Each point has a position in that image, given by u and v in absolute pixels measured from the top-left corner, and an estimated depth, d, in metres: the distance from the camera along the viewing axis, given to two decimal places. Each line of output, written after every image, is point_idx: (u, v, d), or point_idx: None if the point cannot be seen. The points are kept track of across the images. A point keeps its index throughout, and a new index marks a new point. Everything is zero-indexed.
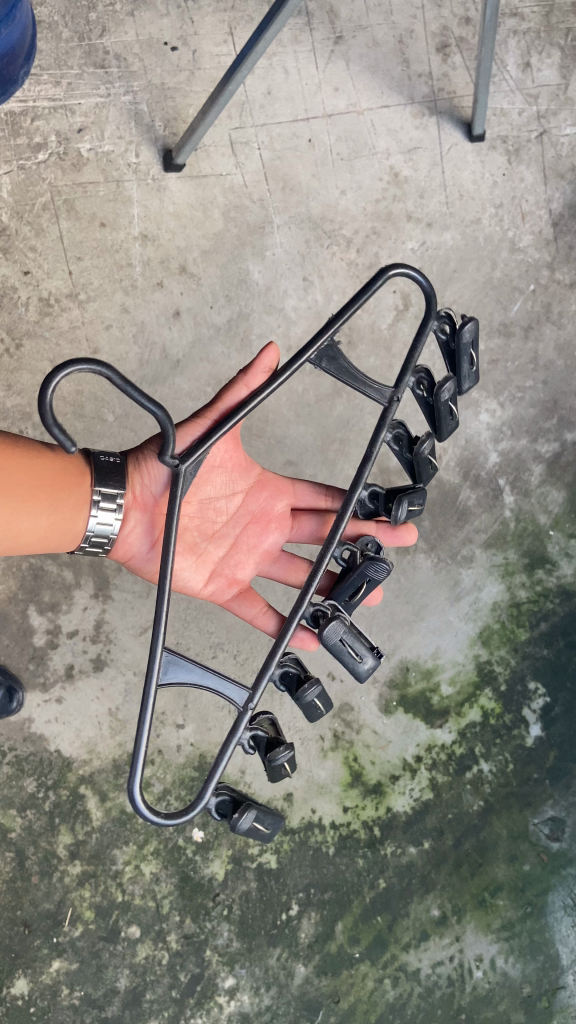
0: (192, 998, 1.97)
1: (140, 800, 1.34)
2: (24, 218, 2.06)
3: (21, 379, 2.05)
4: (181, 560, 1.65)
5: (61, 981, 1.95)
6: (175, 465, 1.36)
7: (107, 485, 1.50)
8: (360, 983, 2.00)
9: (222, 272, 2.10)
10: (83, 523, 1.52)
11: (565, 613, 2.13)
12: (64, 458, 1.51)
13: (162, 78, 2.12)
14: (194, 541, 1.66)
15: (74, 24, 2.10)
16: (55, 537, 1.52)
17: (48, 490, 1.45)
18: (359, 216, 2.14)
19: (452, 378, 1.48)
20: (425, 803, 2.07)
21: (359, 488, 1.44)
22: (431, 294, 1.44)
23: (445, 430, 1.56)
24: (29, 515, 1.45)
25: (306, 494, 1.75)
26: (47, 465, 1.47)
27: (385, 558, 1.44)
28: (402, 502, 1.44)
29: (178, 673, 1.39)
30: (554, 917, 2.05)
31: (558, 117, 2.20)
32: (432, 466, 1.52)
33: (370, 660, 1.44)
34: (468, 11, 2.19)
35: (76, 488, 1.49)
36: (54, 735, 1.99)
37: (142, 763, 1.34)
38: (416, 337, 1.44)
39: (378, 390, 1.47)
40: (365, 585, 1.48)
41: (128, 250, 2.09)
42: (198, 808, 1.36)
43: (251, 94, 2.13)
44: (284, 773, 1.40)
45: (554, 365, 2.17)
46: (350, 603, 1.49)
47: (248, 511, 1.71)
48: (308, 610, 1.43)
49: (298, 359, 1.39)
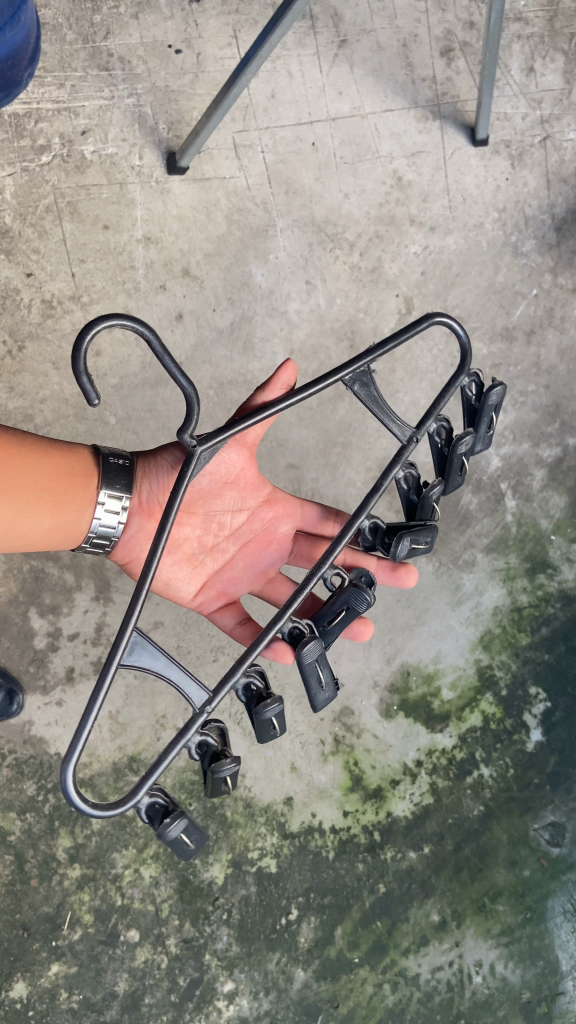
0: (191, 1002, 1.96)
1: (71, 786, 1.13)
2: (28, 220, 2.06)
3: (23, 382, 2.05)
4: (176, 568, 1.65)
5: (60, 985, 1.95)
6: (193, 444, 1.23)
7: (113, 486, 1.49)
8: (360, 988, 2.00)
9: (225, 275, 2.10)
10: (88, 523, 1.51)
11: (566, 618, 2.13)
12: (71, 457, 1.49)
13: (166, 81, 2.12)
14: (192, 551, 1.66)
15: (79, 26, 2.10)
16: (59, 537, 1.51)
17: (52, 489, 1.44)
18: (361, 219, 2.14)
19: (472, 434, 1.35)
20: (425, 808, 2.06)
21: (361, 515, 1.30)
22: (467, 344, 1.34)
23: (453, 487, 1.42)
24: (32, 515, 1.44)
25: (312, 518, 1.71)
26: (53, 464, 1.46)
27: (370, 590, 1.27)
28: (403, 540, 1.29)
29: (142, 657, 1.26)
30: (554, 923, 2.05)
31: (561, 122, 2.21)
32: (436, 518, 1.38)
33: (329, 691, 1.32)
34: (473, 15, 2.19)
35: (81, 488, 1.48)
36: (53, 738, 1.99)
37: (77, 749, 1.13)
38: (447, 384, 1.33)
39: (399, 426, 1.34)
40: (345, 615, 1.31)
41: (131, 253, 2.09)
42: (128, 807, 1.17)
43: (255, 98, 2.13)
44: (224, 789, 1.22)
45: (556, 370, 2.17)
46: (328, 630, 1.32)
47: (252, 528, 1.70)
48: (285, 626, 1.29)
49: (325, 380, 1.27)
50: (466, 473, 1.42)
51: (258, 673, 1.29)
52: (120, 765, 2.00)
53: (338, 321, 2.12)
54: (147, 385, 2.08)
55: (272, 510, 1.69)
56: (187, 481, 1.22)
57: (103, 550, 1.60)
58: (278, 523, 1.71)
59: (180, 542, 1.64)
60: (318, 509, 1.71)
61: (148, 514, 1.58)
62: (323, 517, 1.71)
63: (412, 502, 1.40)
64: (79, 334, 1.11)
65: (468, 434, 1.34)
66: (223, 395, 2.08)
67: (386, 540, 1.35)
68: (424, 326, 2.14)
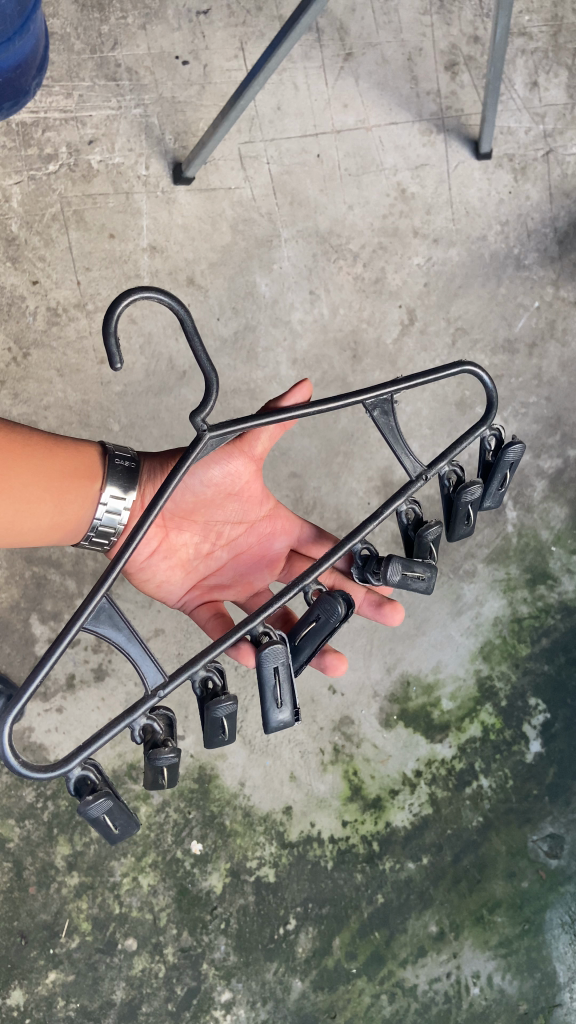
0: (188, 1011, 1.95)
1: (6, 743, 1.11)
2: (34, 228, 2.08)
3: (27, 388, 2.06)
4: (167, 571, 1.67)
5: (57, 993, 1.94)
6: (202, 427, 1.19)
7: (116, 487, 1.49)
8: (357, 998, 1.99)
9: (229, 284, 2.11)
10: (88, 521, 1.52)
11: (566, 629, 2.13)
12: (75, 456, 1.48)
13: (173, 92, 2.13)
14: (187, 557, 1.67)
15: (86, 37, 2.12)
16: (60, 533, 1.52)
17: (54, 491, 1.44)
18: (365, 231, 2.16)
19: (480, 485, 1.36)
20: (424, 818, 2.06)
21: (355, 540, 1.28)
22: (492, 394, 1.34)
23: (453, 533, 1.43)
24: (33, 516, 1.45)
25: (308, 540, 1.72)
26: (56, 465, 1.45)
27: (343, 601, 1.22)
28: (395, 565, 1.30)
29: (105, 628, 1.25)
30: (552, 934, 2.05)
31: (564, 137, 2.23)
32: (433, 558, 1.37)
33: (286, 714, 1.25)
34: (477, 30, 2.21)
35: (83, 489, 1.48)
36: (53, 745, 1.99)
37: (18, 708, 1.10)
38: (467, 432, 1.33)
39: (411, 461, 1.34)
40: (315, 626, 1.26)
41: (136, 262, 2.10)
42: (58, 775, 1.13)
43: (261, 110, 2.15)
44: (159, 780, 1.21)
45: (558, 382, 2.18)
46: (299, 642, 1.28)
47: (249, 541, 1.71)
48: (257, 628, 1.25)
49: (342, 398, 1.25)
50: (471, 523, 1.42)
51: (219, 671, 1.27)
52: (119, 773, 2.00)
53: (341, 331, 2.13)
54: (151, 393, 2.08)
55: (271, 525, 1.70)
56: (188, 465, 1.19)
57: (102, 549, 1.60)
58: (274, 538, 1.72)
59: (175, 548, 1.65)
60: (315, 529, 1.72)
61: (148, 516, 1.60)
62: (318, 537, 1.72)
63: (410, 536, 1.39)
64: (108, 304, 1.07)
65: (476, 486, 1.35)
66: (226, 403, 2.09)
67: (377, 569, 1.35)
68: (426, 337, 2.15)
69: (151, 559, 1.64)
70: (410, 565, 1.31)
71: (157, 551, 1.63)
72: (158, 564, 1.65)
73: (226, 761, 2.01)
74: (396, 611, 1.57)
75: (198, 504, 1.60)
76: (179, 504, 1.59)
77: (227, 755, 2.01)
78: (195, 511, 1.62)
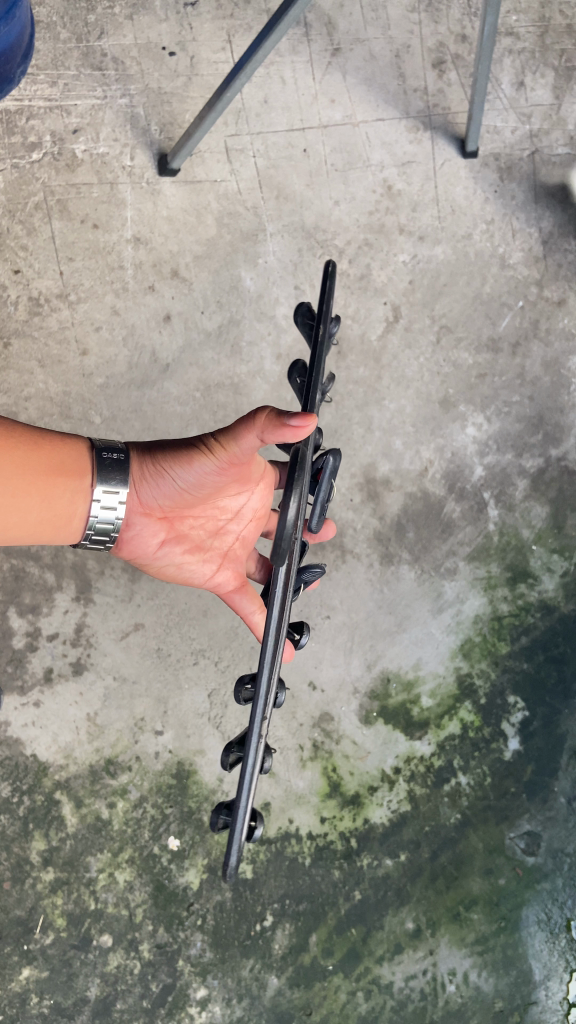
0: (163, 1008, 1.94)
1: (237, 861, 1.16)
2: (16, 217, 2.06)
3: (8, 379, 2.04)
4: (185, 558, 1.69)
5: (30, 990, 1.92)
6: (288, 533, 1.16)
7: (108, 485, 1.48)
8: (333, 996, 1.99)
9: (213, 278, 2.10)
10: (84, 514, 1.49)
11: (546, 627, 2.14)
12: (62, 449, 1.47)
13: (159, 83, 2.12)
14: (200, 539, 1.69)
15: (73, 25, 2.10)
16: (52, 528, 1.50)
17: (41, 485, 1.43)
18: (351, 227, 2.15)
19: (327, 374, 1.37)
20: (403, 815, 2.06)
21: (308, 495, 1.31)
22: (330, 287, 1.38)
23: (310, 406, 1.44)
24: (18, 508, 1.44)
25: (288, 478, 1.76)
26: (43, 459, 1.45)
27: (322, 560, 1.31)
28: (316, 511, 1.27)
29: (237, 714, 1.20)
30: (527, 931, 2.05)
31: (549, 137, 2.23)
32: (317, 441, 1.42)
33: None
34: (465, 28, 2.21)
35: (72, 482, 1.46)
36: (30, 739, 1.97)
37: (239, 840, 1.14)
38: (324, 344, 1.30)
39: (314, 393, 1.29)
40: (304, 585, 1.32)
41: (120, 253, 2.08)
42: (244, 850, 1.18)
43: (248, 103, 2.14)
44: None
45: (540, 381, 2.18)
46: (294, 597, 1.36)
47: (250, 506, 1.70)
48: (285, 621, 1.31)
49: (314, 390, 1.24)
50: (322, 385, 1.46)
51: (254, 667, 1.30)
52: (97, 768, 1.98)
53: None
54: (133, 385, 2.07)
55: (265, 486, 1.69)
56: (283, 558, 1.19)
57: (104, 546, 1.59)
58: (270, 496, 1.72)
59: (186, 535, 1.67)
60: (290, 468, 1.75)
61: (149, 513, 1.58)
62: None
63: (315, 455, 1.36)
64: (281, 505, 1.16)
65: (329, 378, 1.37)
66: (209, 398, 2.08)
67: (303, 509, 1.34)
68: (410, 334, 2.15)
69: (164, 550, 1.66)
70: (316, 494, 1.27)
71: (167, 540, 1.65)
72: (174, 553, 1.67)
73: (205, 757, 2.00)
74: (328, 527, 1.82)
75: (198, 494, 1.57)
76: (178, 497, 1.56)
77: (206, 751, 2.00)
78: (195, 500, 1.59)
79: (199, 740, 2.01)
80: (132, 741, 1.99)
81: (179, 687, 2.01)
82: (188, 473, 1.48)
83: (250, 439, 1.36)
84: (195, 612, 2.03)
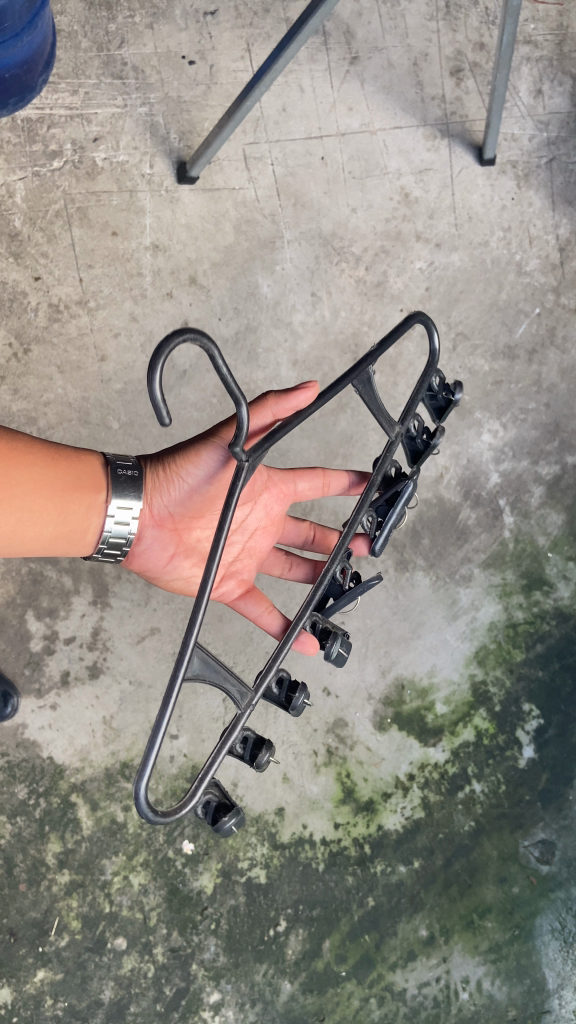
0: (176, 1011, 1.95)
1: (145, 805, 1.04)
2: (37, 224, 2.08)
3: (27, 384, 2.06)
4: (194, 568, 1.67)
5: (45, 991, 1.94)
6: (242, 457, 1.16)
7: (122, 500, 1.48)
8: (346, 1002, 1.99)
9: (231, 285, 2.11)
10: (97, 530, 1.50)
11: (561, 635, 2.13)
12: (78, 465, 1.48)
13: (178, 92, 2.14)
14: (207, 549, 1.67)
15: (94, 34, 2.12)
16: (66, 543, 1.51)
17: (57, 499, 1.44)
18: (368, 234, 2.16)
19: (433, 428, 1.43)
20: (416, 822, 2.06)
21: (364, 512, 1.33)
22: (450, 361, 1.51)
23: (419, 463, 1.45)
24: (35, 523, 1.45)
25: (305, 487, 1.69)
26: (61, 474, 1.45)
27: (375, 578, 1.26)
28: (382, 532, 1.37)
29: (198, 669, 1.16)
30: (542, 940, 2.04)
31: (567, 144, 2.23)
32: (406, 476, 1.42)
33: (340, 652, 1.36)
34: (483, 37, 2.21)
35: (87, 497, 1.47)
36: (47, 742, 1.99)
37: (151, 764, 1.04)
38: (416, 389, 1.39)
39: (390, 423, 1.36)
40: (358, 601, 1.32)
41: (139, 260, 2.10)
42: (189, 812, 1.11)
43: (266, 111, 2.15)
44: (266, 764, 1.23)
45: (557, 388, 2.18)
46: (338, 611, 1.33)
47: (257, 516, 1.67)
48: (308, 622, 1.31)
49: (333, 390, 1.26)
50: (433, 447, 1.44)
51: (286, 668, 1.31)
52: (113, 771, 1.99)
53: (342, 332, 2.14)
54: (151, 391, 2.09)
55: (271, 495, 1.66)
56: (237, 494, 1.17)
57: (114, 558, 1.59)
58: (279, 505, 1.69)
59: (193, 547, 1.65)
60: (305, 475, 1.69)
61: (161, 526, 1.58)
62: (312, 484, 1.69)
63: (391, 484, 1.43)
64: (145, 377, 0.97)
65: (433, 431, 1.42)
66: (226, 403, 2.09)
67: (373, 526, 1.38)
68: (427, 341, 2.16)
69: (173, 562, 1.65)
70: (387, 519, 1.36)
71: (176, 551, 1.63)
72: (183, 564, 1.66)
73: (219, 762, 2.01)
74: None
75: (206, 503, 1.57)
76: (188, 506, 1.56)
77: (221, 755, 2.01)
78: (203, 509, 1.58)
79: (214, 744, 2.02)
80: (147, 744, 2.00)
81: (194, 690, 2.02)
82: (197, 473, 1.49)
83: (262, 418, 1.39)
84: (210, 616, 2.04)
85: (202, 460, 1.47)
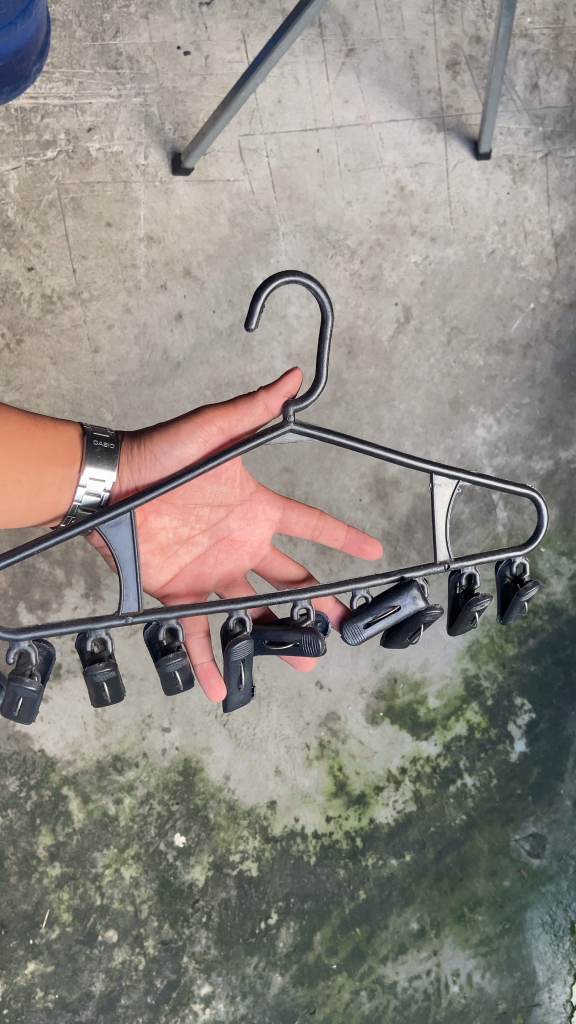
0: (167, 1005, 1.95)
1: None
2: (31, 214, 2.07)
3: (20, 376, 2.05)
4: (148, 557, 1.65)
5: (36, 984, 1.93)
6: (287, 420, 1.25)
7: (96, 470, 1.45)
8: (337, 995, 1.99)
9: (225, 277, 2.10)
10: (69, 503, 1.49)
11: (553, 629, 2.13)
12: (53, 439, 1.46)
13: (173, 82, 2.12)
14: (167, 541, 1.66)
15: (88, 24, 2.10)
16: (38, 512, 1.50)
17: (30, 474, 1.43)
18: (363, 228, 2.16)
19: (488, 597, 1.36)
20: (408, 815, 2.06)
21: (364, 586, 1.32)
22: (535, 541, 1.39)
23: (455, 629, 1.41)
24: (8, 497, 1.44)
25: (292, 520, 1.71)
26: (34, 448, 1.43)
27: (324, 639, 1.29)
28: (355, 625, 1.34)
29: (116, 538, 1.27)
30: (532, 933, 2.05)
31: (563, 139, 2.23)
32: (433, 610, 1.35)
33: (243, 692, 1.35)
34: (480, 30, 2.21)
35: (60, 470, 1.45)
36: (38, 735, 1.97)
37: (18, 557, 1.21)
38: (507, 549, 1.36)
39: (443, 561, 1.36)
40: (293, 648, 1.33)
41: (133, 251, 2.09)
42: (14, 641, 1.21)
43: (262, 103, 2.14)
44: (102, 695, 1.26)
45: (551, 383, 2.18)
46: (270, 648, 1.36)
47: (230, 526, 1.68)
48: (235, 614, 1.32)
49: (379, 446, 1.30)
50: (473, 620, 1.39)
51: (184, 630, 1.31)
52: (104, 764, 1.99)
53: (336, 326, 2.13)
54: (145, 383, 2.08)
55: (251, 513, 1.69)
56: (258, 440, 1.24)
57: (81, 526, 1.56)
58: (256, 524, 1.70)
59: (154, 532, 1.64)
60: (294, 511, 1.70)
61: None
62: (299, 521, 1.71)
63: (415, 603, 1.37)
64: (254, 291, 1.17)
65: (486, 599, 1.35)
66: (220, 397, 2.09)
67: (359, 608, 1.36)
68: (421, 335, 2.16)
69: None
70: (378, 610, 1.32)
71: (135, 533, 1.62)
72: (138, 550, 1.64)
73: (211, 755, 2.01)
74: (304, 663, 1.67)
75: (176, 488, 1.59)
76: None
77: (213, 748, 2.01)
78: (173, 494, 1.61)
79: (206, 737, 2.01)
80: (139, 737, 2.00)
81: None
82: (171, 457, 1.48)
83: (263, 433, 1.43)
84: None
85: (179, 444, 1.45)
